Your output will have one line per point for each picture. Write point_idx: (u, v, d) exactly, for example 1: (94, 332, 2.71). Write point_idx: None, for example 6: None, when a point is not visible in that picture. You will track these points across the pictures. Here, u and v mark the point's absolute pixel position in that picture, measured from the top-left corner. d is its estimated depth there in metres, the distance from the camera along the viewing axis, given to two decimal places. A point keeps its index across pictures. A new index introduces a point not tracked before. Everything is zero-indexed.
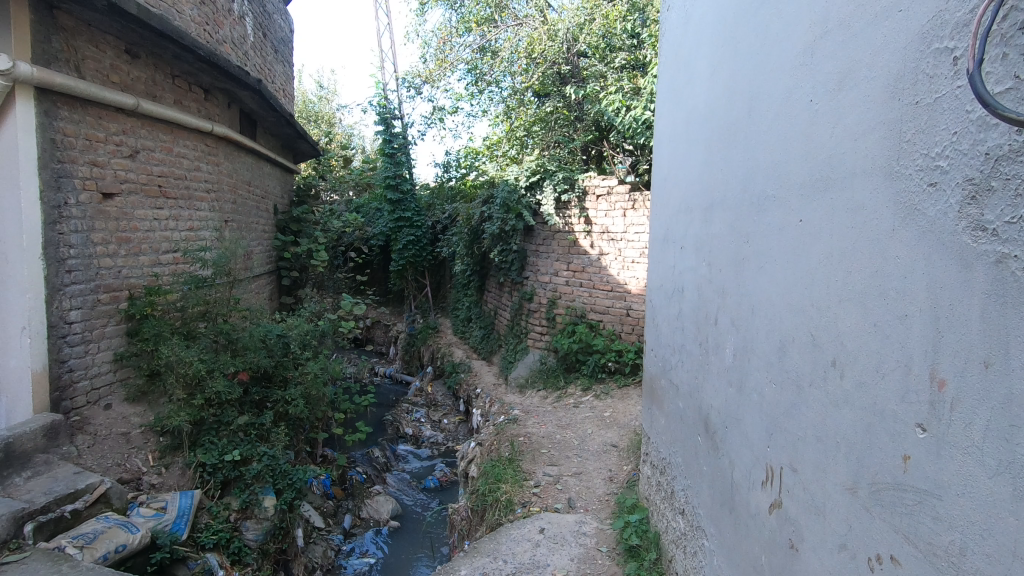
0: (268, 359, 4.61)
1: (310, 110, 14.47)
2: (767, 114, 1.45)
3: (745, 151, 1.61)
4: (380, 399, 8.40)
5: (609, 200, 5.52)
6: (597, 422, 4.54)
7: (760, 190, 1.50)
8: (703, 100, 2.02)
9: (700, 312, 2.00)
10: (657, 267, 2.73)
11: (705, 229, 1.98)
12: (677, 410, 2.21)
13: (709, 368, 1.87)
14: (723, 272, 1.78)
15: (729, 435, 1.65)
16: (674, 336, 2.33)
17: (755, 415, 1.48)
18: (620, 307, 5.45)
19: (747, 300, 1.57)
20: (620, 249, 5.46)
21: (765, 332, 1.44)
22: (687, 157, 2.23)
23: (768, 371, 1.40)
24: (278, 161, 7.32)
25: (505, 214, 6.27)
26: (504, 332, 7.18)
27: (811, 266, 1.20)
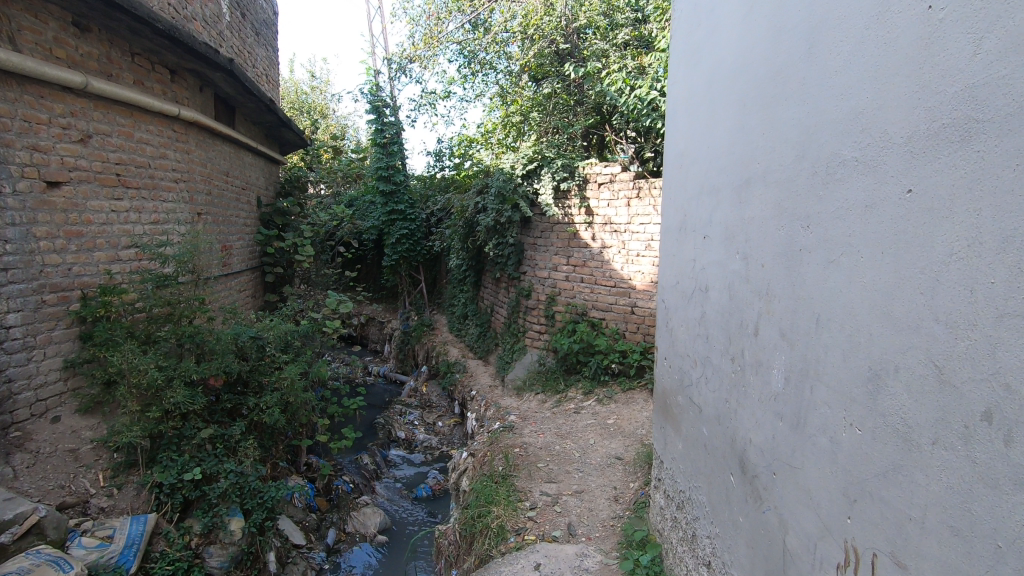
0: (239, 363, 4.24)
1: (303, 101, 14.08)
2: (837, 65, 1.13)
3: (796, 118, 1.29)
4: (372, 401, 8.06)
5: (612, 189, 5.11)
6: (600, 431, 4.16)
7: (825, 158, 1.17)
8: (730, 56, 1.68)
9: (729, 320, 1.68)
10: (666, 264, 2.38)
11: (733, 218, 1.66)
12: (698, 437, 1.87)
13: (747, 389, 1.53)
14: (765, 268, 1.44)
15: (784, 481, 1.32)
16: (691, 345, 1.99)
17: (829, 463, 1.16)
18: (623, 304, 5.04)
19: (803, 310, 1.26)
20: (623, 242, 5.04)
21: (838, 352, 1.13)
22: (705, 132, 1.90)
23: (847, 405, 1.10)
24: (261, 150, 6.90)
25: (501, 205, 5.88)
26: (501, 330, 6.80)
27: (935, 261, 0.88)
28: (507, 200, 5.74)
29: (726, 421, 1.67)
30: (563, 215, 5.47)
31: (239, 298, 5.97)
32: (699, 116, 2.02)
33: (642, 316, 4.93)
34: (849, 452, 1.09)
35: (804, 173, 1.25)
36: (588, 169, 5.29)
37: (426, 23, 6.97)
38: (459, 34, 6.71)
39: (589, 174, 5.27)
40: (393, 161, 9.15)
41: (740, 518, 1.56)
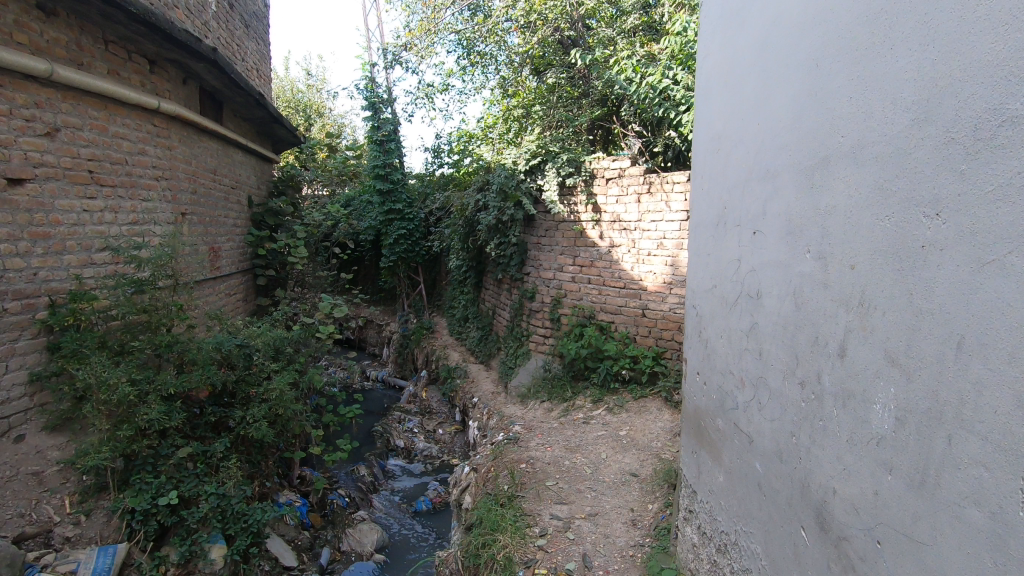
0: (225, 372, 3.95)
1: (298, 100, 13.81)
2: (980, 38, 0.94)
3: (911, 103, 1.09)
4: (370, 407, 7.78)
5: (621, 184, 4.82)
6: (612, 444, 3.87)
7: (971, 135, 0.96)
8: (810, 27, 1.47)
9: (808, 337, 1.49)
10: (716, 269, 2.16)
11: (812, 221, 1.47)
12: (776, 470, 1.66)
13: (848, 420, 1.32)
14: (871, 275, 1.23)
15: (916, 543, 1.10)
16: (760, 360, 1.77)
17: (987, 526, 0.93)
18: (633, 307, 4.75)
19: (930, 327, 1.05)
20: (633, 240, 4.74)
21: (996, 385, 0.92)
22: (769, 120, 1.70)
23: (1011, 451, 0.89)
24: (252, 148, 6.61)
25: (503, 202, 5.59)
26: (503, 333, 6.51)
27: None
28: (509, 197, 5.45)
29: (810, 453, 1.48)
30: (568, 213, 5.19)
31: (226, 303, 5.68)
32: (755, 105, 1.83)
33: (654, 319, 4.62)
34: (1018, 517, 0.88)
35: (927, 168, 1.06)
36: (595, 163, 5.01)
37: (423, 13, 6.68)
38: (457, 24, 6.42)
39: (596, 169, 4.98)
40: (390, 159, 8.86)
41: (835, 571, 1.35)
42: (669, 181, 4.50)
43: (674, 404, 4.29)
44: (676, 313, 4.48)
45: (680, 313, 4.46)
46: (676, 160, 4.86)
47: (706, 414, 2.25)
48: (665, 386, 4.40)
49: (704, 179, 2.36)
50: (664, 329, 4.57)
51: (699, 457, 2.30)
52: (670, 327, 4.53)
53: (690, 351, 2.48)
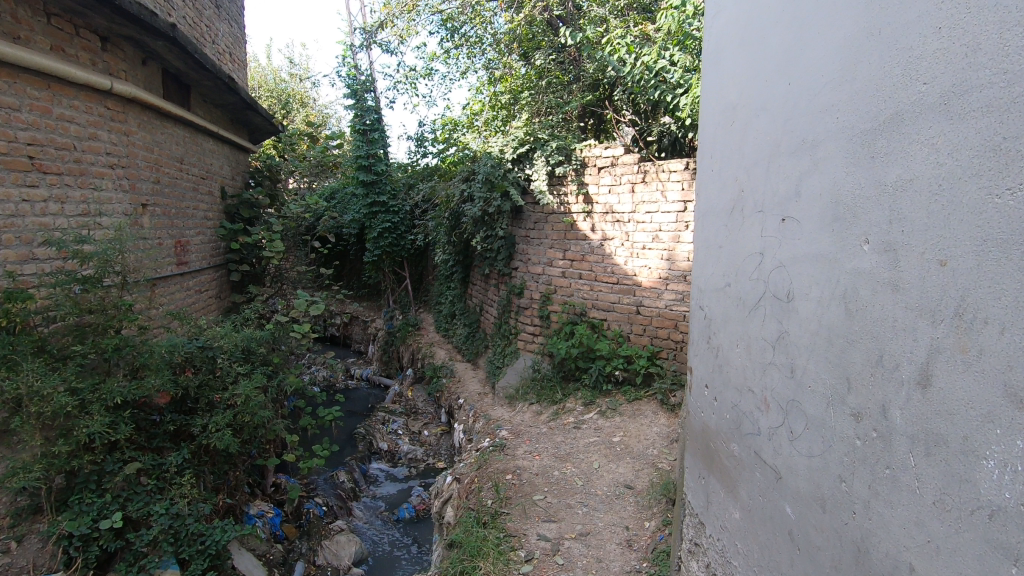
0: (184, 376, 3.64)
1: (281, 89, 13.38)
2: None
3: None
4: (353, 408, 7.48)
5: (613, 173, 4.53)
6: (605, 451, 3.60)
7: None
8: None
9: (867, 354, 1.20)
10: (738, 269, 1.86)
11: (872, 205, 1.17)
12: (824, 518, 1.36)
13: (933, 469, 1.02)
14: (974, 281, 0.93)
15: None
16: (798, 380, 1.48)
17: None
18: (627, 303, 4.48)
19: None
20: (627, 233, 4.46)
21: None
22: (812, 88, 1.40)
23: None
24: (225, 135, 6.25)
25: (489, 193, 5.28)
26: (491, 331, 6.22)
27: None
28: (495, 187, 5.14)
29: (870, 503, 1.19)
30: (559, 204, 4.91)
31: (190, 301, 5.32)
32: (788, 71, 1.54)
33: (650, 317, 4.35)
34: None
35: None
36: (587, 151, 4.71)
37: None
38: (441, 4, 6.10)
39: (587, 157, 4.70)
40: (373, 150, 8.53)
41: None
42: (665, 168, 4.21)
43: (670, 407, 4.03)
44: (673, 311, 4.21)
45: (677, 310, 4.19)
46: (672, 147, 4.59)
47: (724, 436, 1.96)
48: (661, 388, 4.14)
49: (718, 166, 2.08)
50: (660, 327, 4.30)
51: (716, 489, 2.01)
52: (667, 325, 4.25)
53: (703, 364, 2.19)
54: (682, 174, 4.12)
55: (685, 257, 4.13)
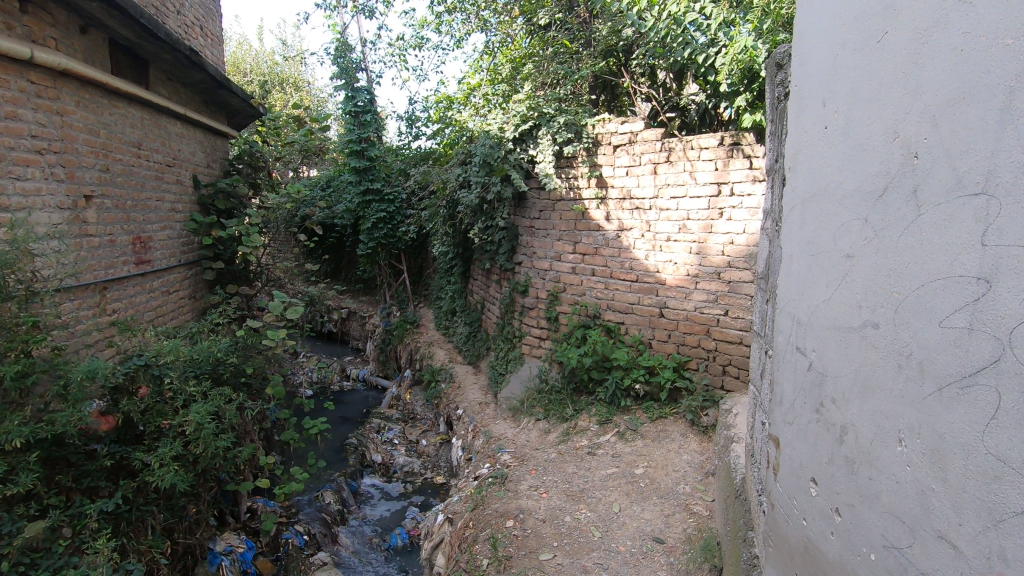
0: (124, 400, 3.07)
1: (274, 73, 12.75)
2: None
3: None
4: (347, 414, 6.94)
5: (631, 152, 3.87)
6: (626, 488, 2.99)
7: None
8: None
9: None
10: (918, 322, 0.99)
11: None
12: None
13: None
14: None
15: None
16: None
17: None
18: (649, 304, 3.84)
19: None
20: (648, 222, 3.80)
21: None
22: None
23: None
24: (195, 118, 5.62)
25: (487, 178, 4.63)
26: (493, 333, 5.61)
27: None
28: (494, 171, 4.49)
29: None
30: (567, 189, 4.26)
31: (153, 304, 4.75)
32: None
33: (676, 321, 3.70)
34: None
35: None
36: (599, 128, 4.05)
37: None
38: None
39: (600, 134, 4.04)
40: (366, 133, 7.88)
41: None
42: (693, 145, 3.53)
43: (702, 429, 3.40)
44: (703, 314, 3.56)
45: (709, 313, 3.54)
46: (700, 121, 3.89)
47: None
48: (690, 406, 3.51)
49: (849, 123, 1.22)
50: (688, 333, 3.66)
51: None
52: (697, 331, 3.61)
53: (827, 477, 1.32)
54: (714, 152, 3.44)
55: (718, 250, 3.47)
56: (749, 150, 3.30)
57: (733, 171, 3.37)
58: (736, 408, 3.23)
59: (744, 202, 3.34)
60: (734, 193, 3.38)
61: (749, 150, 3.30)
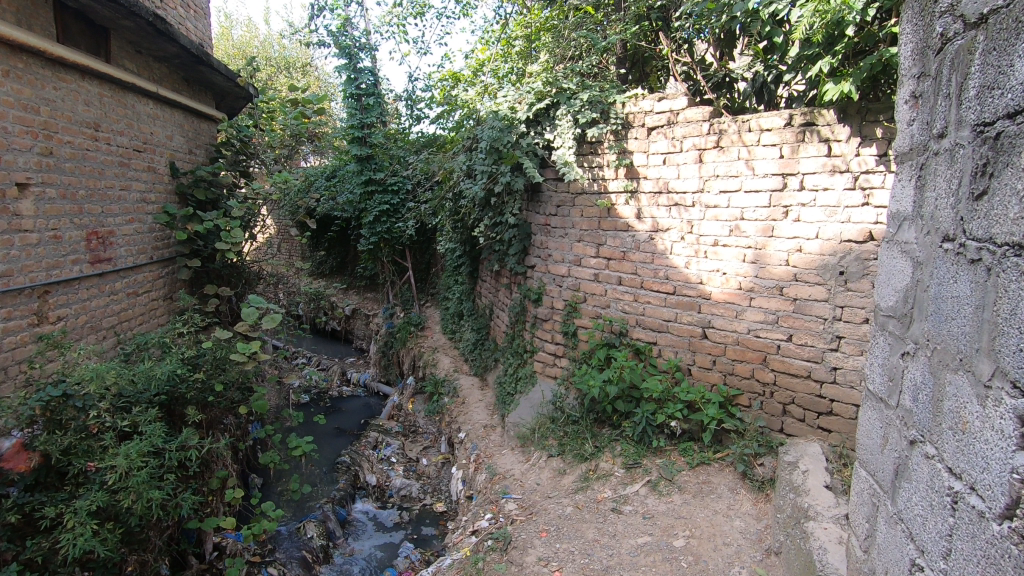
0: (44, 436, 2.49)
1: (279, 61, 12.20)
2: None
3: None
4: (343, 425, 6.37)
5: (671, 136, 3.15)
6: (663, 570, 2.32)
7: None
8: None
9: None
10: None
11: None
12: None
13: None
14: None
15: None
16: None
17: None
18: (688, 323, 3.15)
19: None
20: (690, 222, 3.10)
21: None
22: None
23: None
24: (172, 97, 5.02)
25: (495, 166, 3.95)
26: (502, 344, 4.94)
27: None
28: (502, 158, 3.80)
29: None
30: (591, 180, 3.58)
31: (115, 309, 4.18)
32: None
33: (722, 345, 3.01)
34: None
35: None
36: (630, 106, 3.33)
37: None
38: None
39: (630, 113, 3.33)
40: (368, 119, 7.24)
41: None
42: (751, 126, 2.80)
43: (756, 485, 2.67)
44: (759, 338, 2.86)
45: (766, 337, 2.83)
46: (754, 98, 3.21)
47: None
48: (740, 453, 2.79)
49: None
50: (738, 360, 2.95)
51: None
52: (749, 359, 2.90)
53: None
54: (779, 134, 2.71)
55: (781, 260, 2.75)
56: (827, 131, 2.56)
57: (804, 159, 2.63)
58: (805, 464, 2.52)
59: (818, 199, 2.61)
60: (804, 186, 2.64)
61: (827, 132, 2.56)
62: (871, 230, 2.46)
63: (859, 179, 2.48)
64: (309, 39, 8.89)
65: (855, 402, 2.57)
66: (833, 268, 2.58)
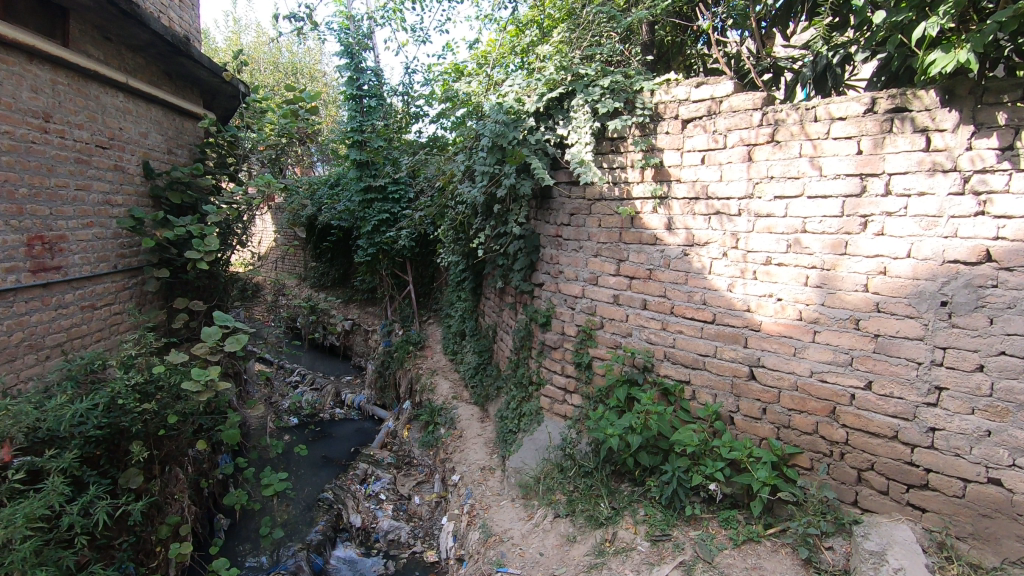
0: None
1: (287, 70, 11.93)
2: None
3: None
4: (331, 454, 5.80)
5: (711, 128, 2.57)
6: None
7: None
8: None
9: None
10: None
11: None
12: None
13: None
14: None
15: None
16: None
17: None
18: (731, 360, 2.54)
19: None
20: (735, 235, 2.51)
21: None
22: None
23: None
24: (147, 90, 4.56)
25: (498, 166, 3.39)
26: (505, 371, 4.35)
27: None
28: (506, 157, 3.24)
29: None
30: (611, 183, 3.00)
31: (64, 324, 3.67)
32: None
33: (776, 389, 2.39)
34: None
35: None
36: (660, 95, 2.76)
37: None
38: None
39: (660, 104, 2.76)
40: (370, 121, 6.76)
41: None
42: (819, 114, 2.21)
43: None
44: (826, 383, 2.24)
45: (835, 384, 2.21)
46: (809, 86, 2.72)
47: None
48: (801, 533, 2.15)
49: None
50: (796, 411, 2.34)
51: None
52: (811, 410, 2.29)
53: None
54: (857, 124, 2.12)
55: (857, 285, 2.14)
56: (924, 118, 1.97)
57: (893, 155, 2.03)
58: (896, 558, 1.93)
59: (911, 207, 2.00)
60: (892, 190, 2.04)
61: (925, 119, 1.97)
62: (988, 247, 1.85)
63: (972, 181, 1.88)
64: (312, 39, 8.52)
65: (962, 475, 1.94)
66: (932, 298, 1.97)
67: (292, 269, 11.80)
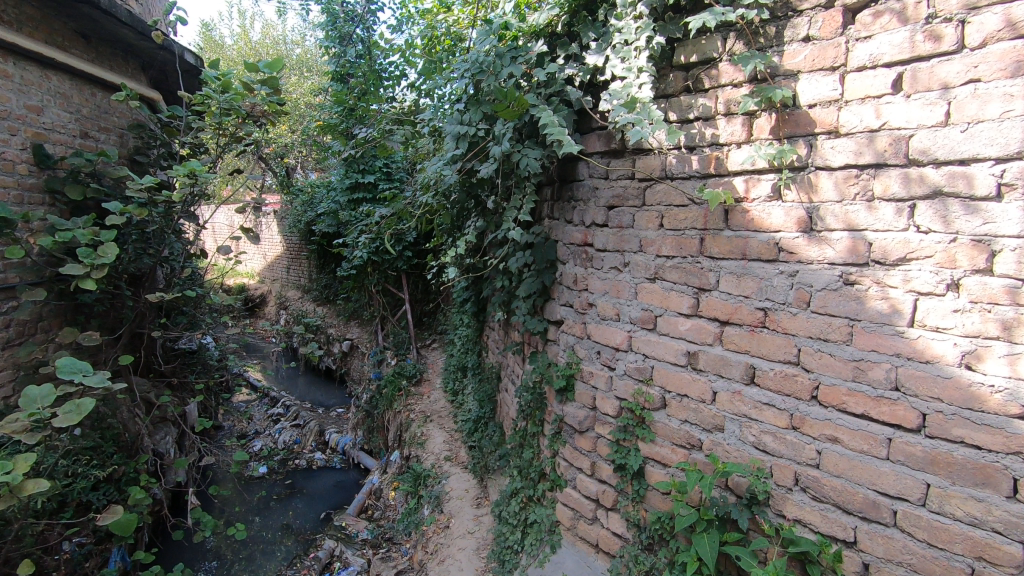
0: None
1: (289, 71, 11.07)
2: None
3: None
4: (294, 523, 4.55)
5: (921, 12, 1.19)
6: None
7: None
8: None
9: None
10: None
11: None
12: None
13: None
14: None
15: None
16: None
17: None
18: (968, 520, 1.15)
19: None
20: (982, 243, 1.12)
21: None
22: None
23: None
24: (35, 49, 3.41)
25: (484, 127, 2.07)
26: (508, 441, 3.01)
27: None
28: (492, 104, 1.90)
29: None
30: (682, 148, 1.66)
31: None
32: None
33: None
34: None
35: None
36: None
37: None
38: None
39: None
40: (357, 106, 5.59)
41: None
42: None
43: None
44: None
45: None
46: None
47: None
48: None
49: None
50: None
51: None
52: None
53: None
54: None
55: None
56: None
57: None
58: None
59: None
60: None
61: None
62: None
63: None
64: (302, 18, 7.40)
65: None
66: None
67: (296, 281, 10.75)
